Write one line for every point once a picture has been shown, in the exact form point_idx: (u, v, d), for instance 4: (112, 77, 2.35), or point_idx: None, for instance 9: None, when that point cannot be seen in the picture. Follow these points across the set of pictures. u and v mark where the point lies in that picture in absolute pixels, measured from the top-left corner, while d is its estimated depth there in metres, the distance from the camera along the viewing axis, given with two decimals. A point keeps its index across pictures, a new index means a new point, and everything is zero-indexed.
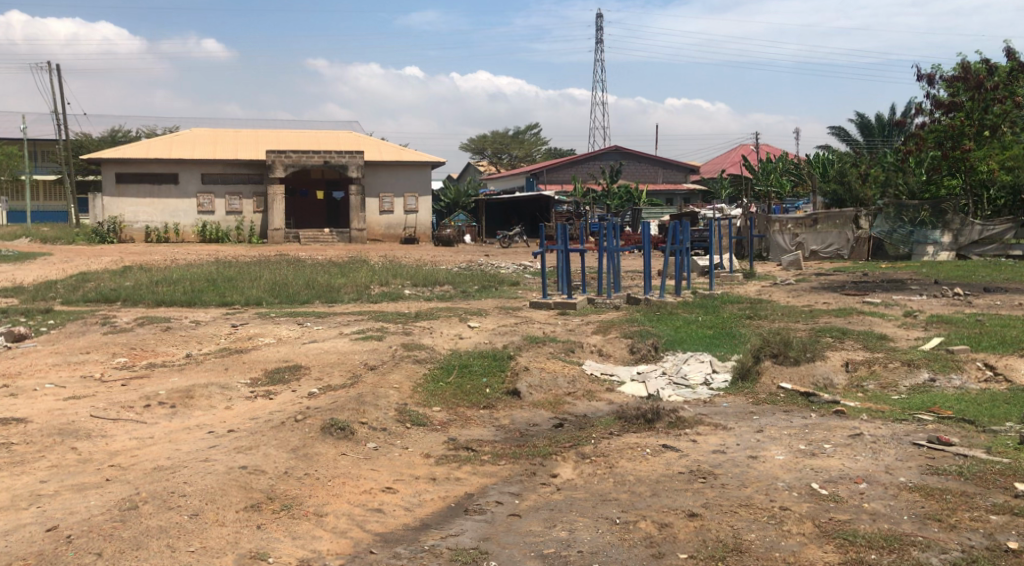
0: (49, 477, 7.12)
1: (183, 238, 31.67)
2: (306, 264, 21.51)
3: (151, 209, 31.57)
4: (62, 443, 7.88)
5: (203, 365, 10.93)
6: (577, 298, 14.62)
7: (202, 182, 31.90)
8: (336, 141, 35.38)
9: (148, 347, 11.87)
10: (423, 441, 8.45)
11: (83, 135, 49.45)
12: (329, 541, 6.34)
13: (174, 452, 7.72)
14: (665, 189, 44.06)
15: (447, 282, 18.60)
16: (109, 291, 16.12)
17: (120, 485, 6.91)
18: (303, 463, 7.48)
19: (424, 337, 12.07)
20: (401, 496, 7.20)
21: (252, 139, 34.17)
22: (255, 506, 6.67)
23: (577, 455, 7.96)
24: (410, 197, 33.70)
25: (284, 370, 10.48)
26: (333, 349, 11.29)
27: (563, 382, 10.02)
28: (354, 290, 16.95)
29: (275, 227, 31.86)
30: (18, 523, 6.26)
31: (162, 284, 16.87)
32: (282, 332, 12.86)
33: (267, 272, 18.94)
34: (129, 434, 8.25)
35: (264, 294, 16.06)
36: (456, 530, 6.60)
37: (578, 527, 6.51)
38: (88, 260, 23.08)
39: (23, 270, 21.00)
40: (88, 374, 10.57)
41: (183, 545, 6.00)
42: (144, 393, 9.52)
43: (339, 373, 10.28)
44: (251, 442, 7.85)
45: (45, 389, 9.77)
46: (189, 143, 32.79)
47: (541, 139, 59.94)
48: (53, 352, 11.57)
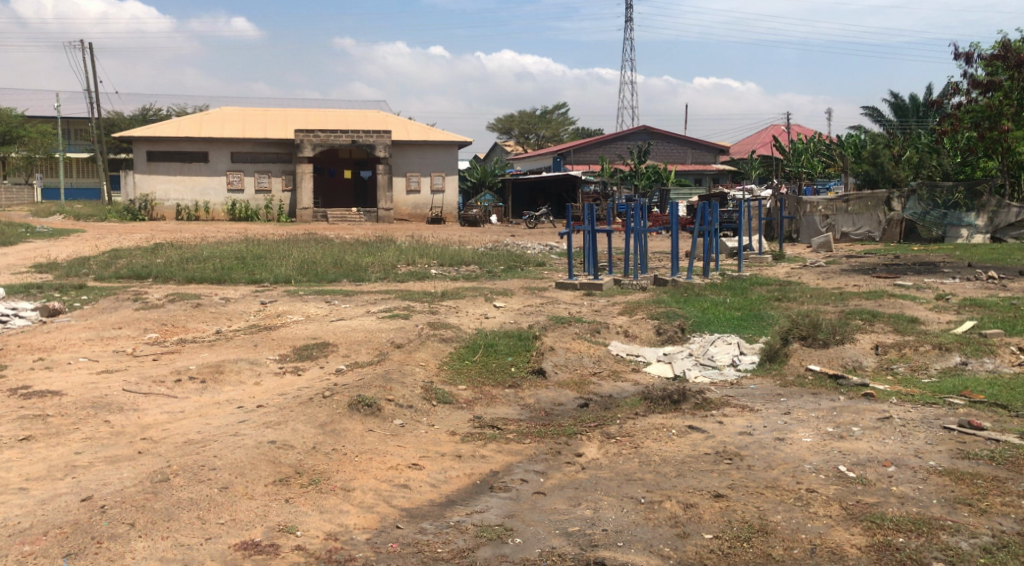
0: (83, 449, 7.25)
1: (213, 216, 31.98)
2: (335, 243, 21.64)
3: (182, 186, 31.84)
4: (96, 415, 8.01)
5: (234, 341, 11.04)
6: (603, 279, 14.57)
7: (233, 160, 32.12)
8: (364, 119, 35.40)
9: (179, 323, 12.03)
10: (448, 419, 8.55)
11: (116, 115, 50.32)
12: (356, 516, 6.41)
13: (204, 427, 7.82)
14: (694, 169, 43.74)
15: (473, 262, 18.63)
16: (141, 268, 16.29)
17: (152, 458, 7.02)
18: (331, 439, 7.56)
19: (450, 316, 12.15)
20: (427, 472, 7.26)
21: (281, 119, 34.28)
22: (284, 480, 6.75)
23: (602, 435, 8.00)
24: (437, 176, 33.74)
25: (313, 347, 10.56)
26: (360, 327, 11.36)
27: (589, 362, 10.12)
28: (381, 269, 17.01)
29: (304, 206, 32.05)
30: (54, 492, 6.39)
31: (192, 262, 17.01)
32: (311, 309, 12.98)
33: (296, 250, 19.03)
34: (161, 409, 8.38)
35: (293, 272, 16.17)
36: (481, 507, 6.66)
37: (603, 505, 6.54)
38: (119, 238, 23.32)
39: (57, 246, 21.30)
40: (120, 349, 10.70)
41: (214, 517, 6.11)
42: (176, 368, 9.68)
43: (366, 351, 10.35)
44: (280, 418, 7.92)
45: (79, 362, 9.94)
46: (219, 122, 32.96)
47: (568, 118, 59.54)
48: (87, 326, 11.75)
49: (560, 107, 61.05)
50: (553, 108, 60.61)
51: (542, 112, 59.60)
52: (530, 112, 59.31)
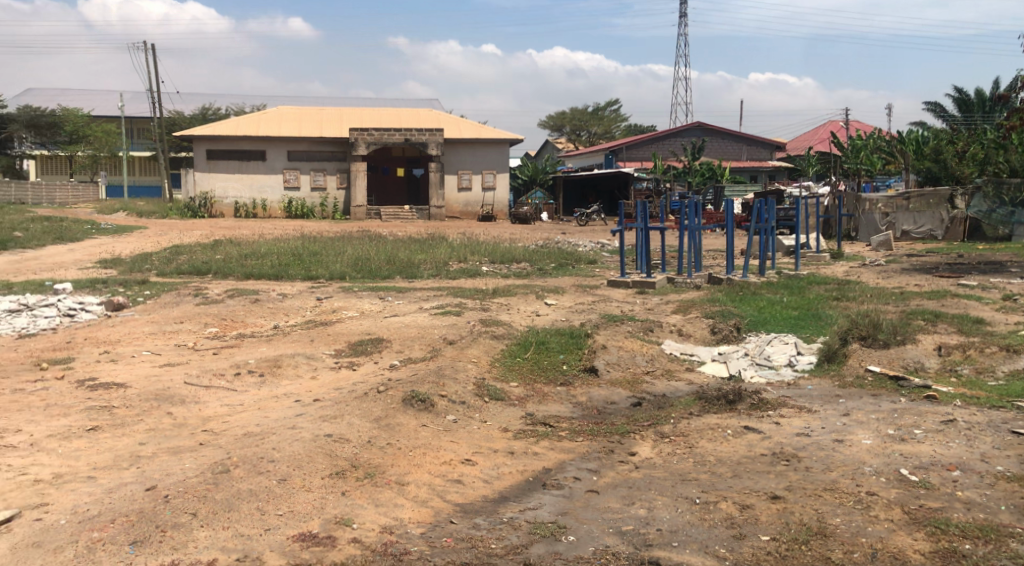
0: (147, 440, 7.42)
1: (270, 213, 32.48)
2: (388, 240, 21.82)
3: (240, 184, 32.39)
4: (159, 407, 8.20)
5: (290, 336, 11.21)
6: (656, 277, 14.47)
7: (290, 159, 32.61)
8: (417, 117, 35.62)
9: (238, 318, 12.25)
10: (501, 415, 8.57)
11: (177, 114, 51.41)
12: (411, 510, 6.46)
13: (262, 420, 7.95)
14: (749, 165, 43.22)
15: (525, 259, 18.64)
16: (201, 264, 16.62)
17: (213, 449, 7.16)
18: (386, 433, 7.63)
19: (502, 314, 12.17)
20: (480, 468, 7.28)
21: (336, 117, 34.68)
22: (340, 473, 6.83)
23: (656, 434, 7.95)
24: (489, 174, 33.79)
25: (367, 342, 10.67)
26: (413, 323, 11.44)
27: (642, 361, 10.06)
28: (433, 266, 17.11)
29: (357, 204, 32.37)
30: (120, 481, 6.55)
31: (250, 258, 17.29)
32: (365, 305, 13.12)
33: (350, 247, 19.24)
34: (221, 401, 8.53)
35: (347, 269, 16.35)
36: (535, 504, 6.67)
37: (657, 505, 6.50)
38: (179, 234, 23.83)
39: (121, 242, 21.83)
40: (181, 342, 10.93)
41: (273, 508, 6.21)
42: (235, 362, 9.86)
43: (419, 346, 10.42)
44: (336, 412, 8.01)
45: (143, 355, 10.18)
46: (275, 121, 33.46)
47: (621, 115, 59.19)
48: (150, 320, 12.02)
49: (612, 104, 60.74)
50: (605, 105, 60.31)
51: (594, 109, 59.36)
52: (582, 109, 59.11)
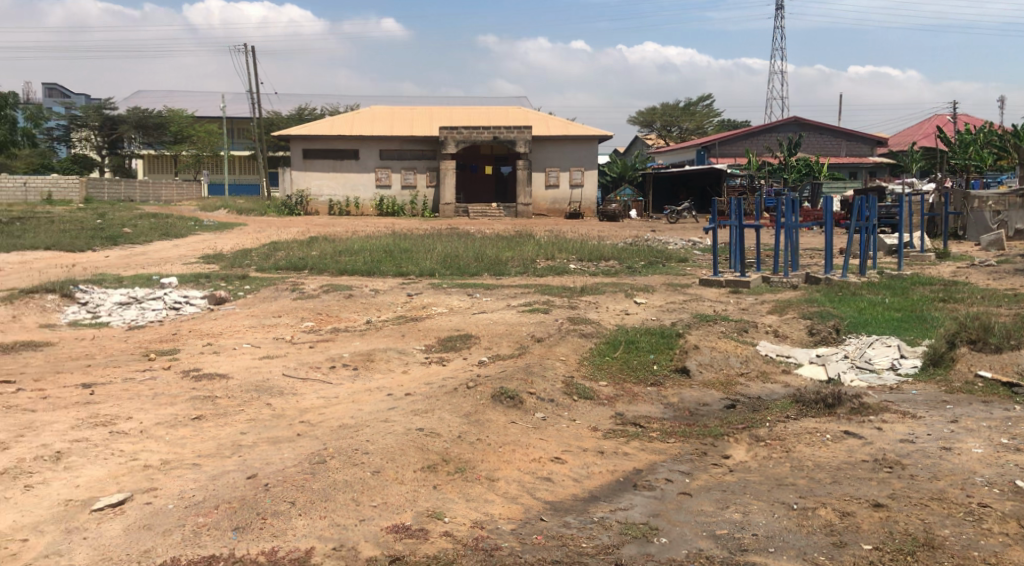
0: (248, 429, 7.62)
1: (362, 211, 33.07)
2: (477, 237, 21.97)
3: (334, 183, 33.08)
4: (259, 398, 8.41)
5: (382, 331, 11.38)
6: (751, 277, 14.17)
7: (382, 158, 33.10)
8: (506, 115, 35.73)
9: (332, 313, 12.50)
10: (590, 414, 8.50)
11: (274, 114, 52.93)
12: (501, 506, 6.47)
13: (356, 412, 8.08)
14: (849, 162, 42.01)
15: (614, 257, 18.50)
16: (297, 260, 17.03)
17: (310, 440, 7.31)
18: (476, 429, 7.65)
19: (591, 312, 12.10)
20: (570, 466, 7.24)
21: (426, 116, 35.08)
22: (431, 467, 6.89)
23: (751, 437, 7.78)
24: (577, 171, 33.61)
25: (456, 339, 10.74)
26: (502, 320, 11.47)
27: (736, 362, 9.83)
28: (521, 264, 17.13)
29: (446, 201, 32.65)
30: (223, 468, 6.74)
31: (344, 255, 17.62)
32: (454, 302, 13.21)
33: (440, 244, 19.42)
34: (317, 394, 8.71)
35: (437, 266, 16.51)
36: (626, 504, 6.59)
37: (752, 509, 6.36)
38: (276, 231, 24.48)
39: (222, 239, 22.56)
40: (279, 336, 11.21)
41: (367, 499, 6.31)
42: (330, 355, 10.06)
43: (507, 343, 10.44)
44: (427, 406, 8.08)
45: (243, 348, 10.47)
46: (368, 120, 34.05)
47: (713, 110, 58.20)
48: (250, 314, 12.37)
49: (704, 99, 59.78)
50: (697, 100, 59.37)
51: (685, 104, 58.53)
52: (673, 104, 58.35)
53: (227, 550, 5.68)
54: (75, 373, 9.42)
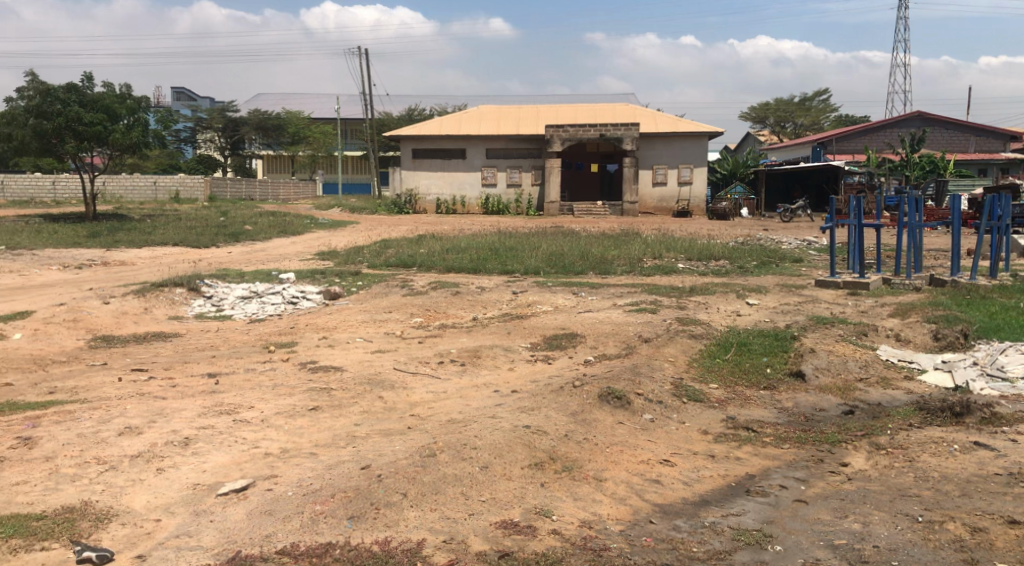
0: (361, 421, 7.78)
1: (468, 210, 33.43)
2: (583, 235, 21.90)
3: (442, 182, 33.57)
4: (371, 391, 8.56)
5: (489, 328, 11.43)
6: (871, 278, 13.65)
7: (488, 156, 33.35)
8: (613, 113, 35.45)
9: (440, 309, 12.65)
10: (700, 417, 8.33)
11: (385, 115, 54.08)
12: (609, 506, 6.40)
13: (464, 408, 8.14)
14: (978, 158, 40.07)
15: (724, 256, 18.11)
16: (406, 257, 17.32)
17: (420, 433, 7.40)
18: (583, 428, 7.60)
19: (700, 313, 11.87)
20: (679, 469, 7.11)
21: (533, 115, 35.15)
22: (539, 464, 6.88)
23: (871, 445, 7.48)
24: (685, 168, 33.03)
25: (563, 337, 10.70)
26: (609, 320, 11.36)
27: (854, 367, 9.45)
28: (628, 263, 16.96)
29: (551, 199, 32.65)
30: (338, 458, 6.89)
31: (452, 252, 17.81)
32: (560, 300, 13.17)
33: (546, 243, 19.40)
34: (426, 388, 8.81)
35: (543, 264, 16.51)
36: (738, 510, 6.43)
37: (874, 520, 6.10)
38: (387, 229, 24.98)
39: (335, 236, 23.16)
40: (390, 331, 11.41)
41: (476, 494, 6.35)
42: (438, 350, 10.18)
43: (614, 343, 10.34)
44: (534, 404, 8.06)
45: (356, 341, 10.70)
46: (475, 120, 34.39)
47: (830, 105, 56.37)
48: (362, 309, 12.64)
49: (821, 94, 57.95)
50: (813, 94, 57.62)
51: (800, 99, 56.90)
52: (788, 99, 56.77)
53: (342, 538, 5.80)
54: (200, 363, 9.81)
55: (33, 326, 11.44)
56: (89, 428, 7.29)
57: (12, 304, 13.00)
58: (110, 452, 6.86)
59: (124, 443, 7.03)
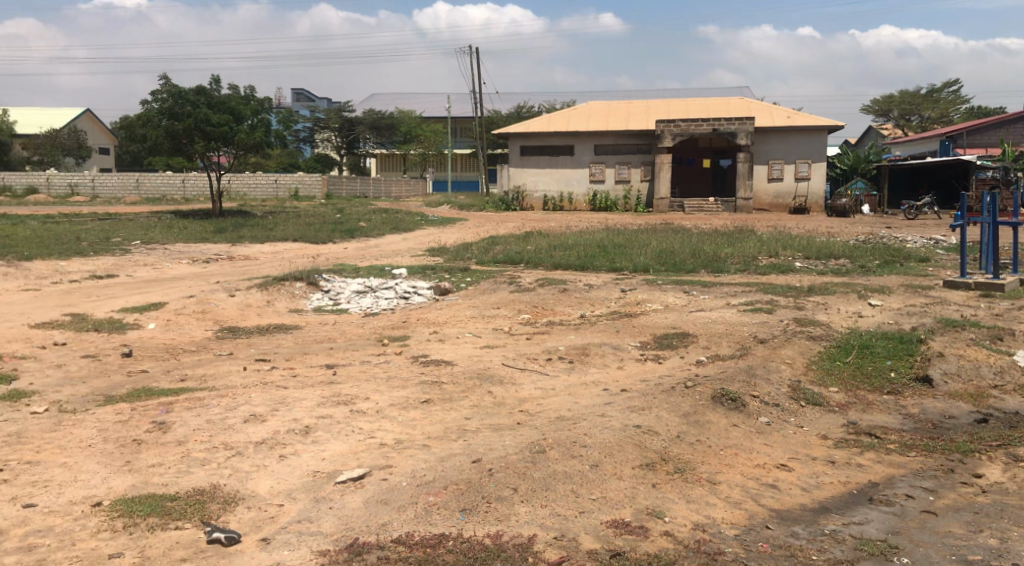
0: (471, 415, 7.84)
1: (575, 207, 33.37)
2: (695, 233, 21.54)
3: (549, 178, 33.64)
4: (480, 386, 8.62)
5: (598, 326, 11.36)
6: (1006, 279, 12.93)
7: (597, 153, 33.18)
8: (727, 107, 34.70)
9: (548, 306, 12.64)
10: (819, 421, 8.05)
11: (495, 113, 54.56)
12: (724, 510, 6.25)
13: (573, 405, 8.10)
14: None
15: (844, 255, 17.48)
16: (514, 253, 17.38)
17: (529, 429, 7.40)
18: (696, 429, 7.45)
19: (818, 313, 11.48)
20: (797, 474, 6.88)
21: (643, 110, 34.77)
22: (650, 465, 6.78)
23: (1007, 457, 7.07)
24: (802, 163, 32.08)
25: (674, 336, 10.52)
26: (722, 319, 11.12)
27: (988, 373, 8.96)
28: (741, 261, 16.56)
29: (661, 196, 32.18)
30: (449, 451, 6.96)
31: (560, 249, 17.79)
32: (671, 299, 12.96)
33: (657, 240, 19.15)
34: (535, 384, 8.81)
35: (653, 261, 16.31)
36: (861, 518, 6.18)
37: (1011, 537, 5.77)
38: (496, 226, 25.15)
39: (446, 233, 23.47)
40: (498, 327, 11.47)
41: (586, 492, 6.30)
42: (547, 347, 10.17)
43: (727, 343, 10.10)
44: (645, 403, 7.95)
45: (465, 337, 10.79)
46: (585, 116, 34.27)
47: (960, 97, 53.77)
48: (471, 305, 12.76)
49: (950, 85, 55.34)
50: (941, 86, 55.07)
51: (927, 91, 54.49)
52: (914, 91, 54.46)
53: (455, 529, 5.84)
54: (318, 354, 10.09)
55: (165, 316, 12.01)
56: (217, 415, 7.58)
57: (146, 296, 13.67)
58: (236, 439, 7.12)
59: (249, 430, 7.28)
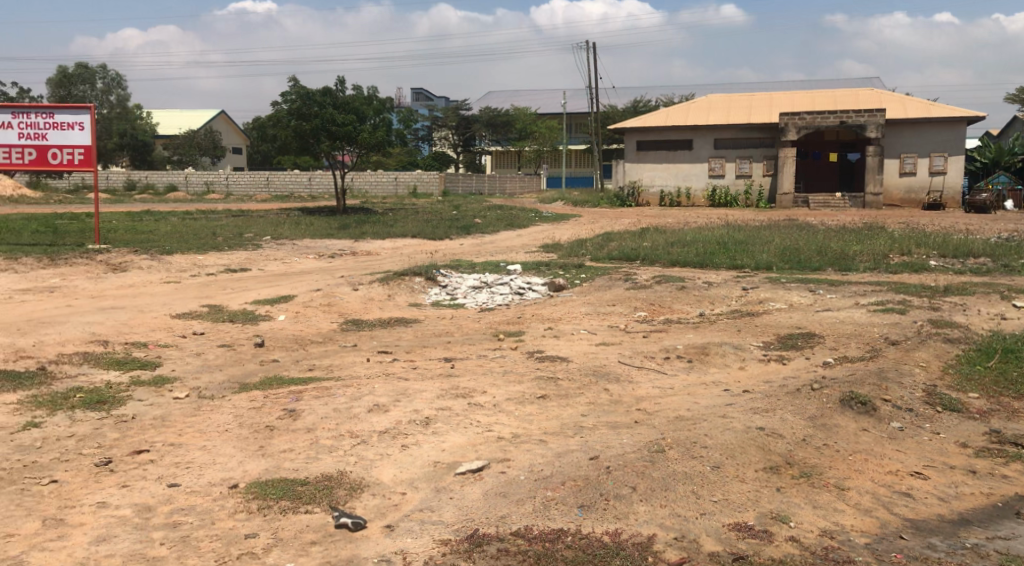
0: (588, 412, 7.81)
1: (693, 202, 32.80)
2: (820, 230, 20.84)
3: (667, 173, 33.24)
4: (597, 383, 8.57)
5: (717, 325, 11.13)
6: None
7: (716, 147, 32.55)
8: (856, 98, 33.41)
9: (666, 304, 12.47)
10: (957, 429, 7.65)
11: (613, 108, 54.28)
12: (854, 517, 6.02)
13: (693, 405, 7.96)
14: None
15: (985, 253, 16.54)
16: (630, 250, 17.24)
17: (647, 428, 7.32)
18: (822, 433, 7.19)
19: (956, 315, 10.90)
20: (934, 484, 6.56)
21: (767, 102, 33.87)
22: (774, 468, 6.59)
23: None
24: (938, 157, 30.57)
25: (798, 337, 10.21)
26: (850, 320, 10.72)
27: None
28: (871, 259, 15.91)
29: (784, 191, 31.09)
30: (567, 447, 6.95)
31: (678, 246, 17.53)
32: (795, 298, 12.57)
33: (780, 237, 18.62)
34: (652, 383, 8.70)
35: (775, 259, 15.87)
36: (1006, 533, 5.84)
37: None
38: (612, 222, 24.99)
39: (562, 229, 23.47)
40: (614, 324, 11.39)
41: (707, 493, 6.18)
42: (665, 345, 10.04)
43: (856, 345, 9.73)
44: (768, 405, 7.73)
45: (581, 333, 10.77)
46: (705, 110, 33.69)
47: None
48: (586, 302, 12.71)
49: None
50: None
51: None
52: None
53: (573, 525, 5.83)
54: (437, 347, 10.25)
55: (294, 308, 12.44)
56: (343, 404, 7.80)
57: (276, 289, 14.19)
58: (361, 427, 7.30)
59: (372, 419, 7.46)
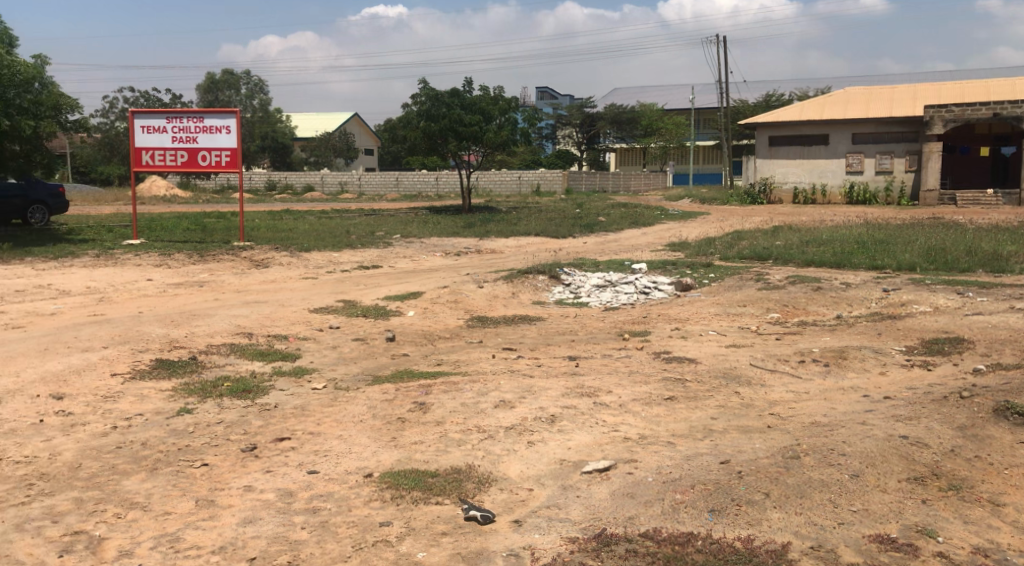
0: (718, 415, 7.61)
1: (829, 199, 31.69)
2: (968, 229, 19.68)
3: (801, 169, 32.36)
4: (727, 386, 8.35)
5: (856, 328, 10.66)
6: None
7: (854, 142, 31.27)
8: (1009, 88, 31.43)
9: (800, 306, 12.05)
10: None
11: (742, 103, 52.99)
12: (1009, 535, 5.64)
13: (830, 411, 7.64)
14: None
15: None
16: (762, 249, 16.75)
17: (781, 433, 7.08)
18: (973, 443, 6.76)
19: None
20: None
21: (909, 95, 32.27)
22: (920, 479, 6.24)
23: None
24: None
25: (945, 342, 9.67)
26: (1004, 324, 10.05)
27: None
28: None
29: (928, 188, 29.49)
30: (697, 450, 6.80)
31: (812, 246, 16.92)
32: (941, 301, 11.90)
33: (924, 236, 17.68)
34: (786, 387, 8.42)
35: (919, 259, 15.10)
36: None
37: None
38: (741, 220, 24.36)
39: (689, 227, 23.03)
40: (744, 325, 11.09)
41: (846, 503, 5.92)
42: (799, 349, 9.69)
43: (1011, 351, 9.12)
44: (911, 413, 7.34)
45: (709, 334, 10.53)
46: (841, 104, 32.47)
47: None
48: (715, 302, 12.42)
49: None
50: None
51: None
52: None
53: (703, 529, 5.69)
54: (562, 346, 10.22)
55: (423, 304, 12.67)
56: (470, 399, 7.87)
57: (406, 285, 14.49)
58: (488, 423, 7.35)
59: (499, 415, 7.50)
